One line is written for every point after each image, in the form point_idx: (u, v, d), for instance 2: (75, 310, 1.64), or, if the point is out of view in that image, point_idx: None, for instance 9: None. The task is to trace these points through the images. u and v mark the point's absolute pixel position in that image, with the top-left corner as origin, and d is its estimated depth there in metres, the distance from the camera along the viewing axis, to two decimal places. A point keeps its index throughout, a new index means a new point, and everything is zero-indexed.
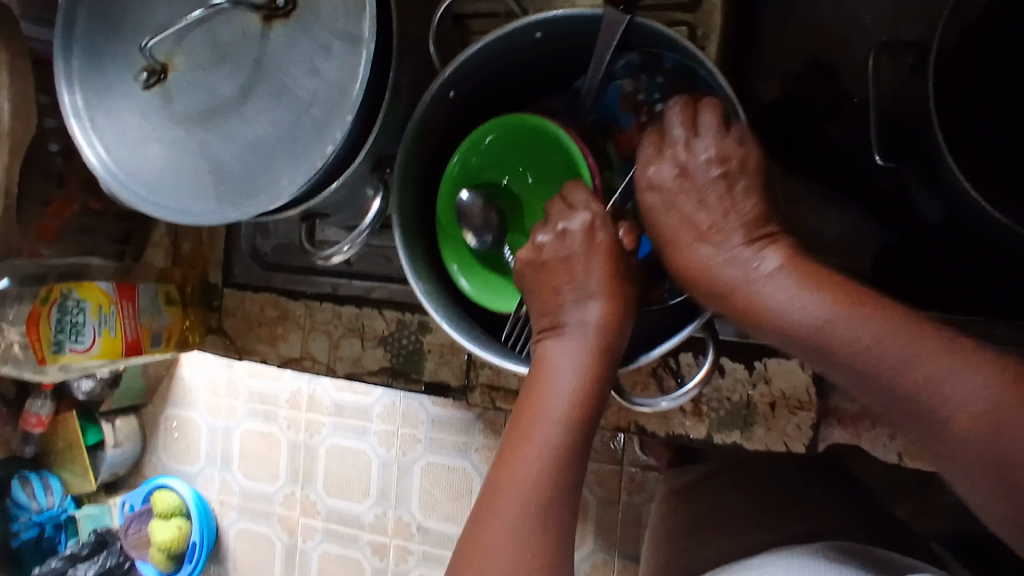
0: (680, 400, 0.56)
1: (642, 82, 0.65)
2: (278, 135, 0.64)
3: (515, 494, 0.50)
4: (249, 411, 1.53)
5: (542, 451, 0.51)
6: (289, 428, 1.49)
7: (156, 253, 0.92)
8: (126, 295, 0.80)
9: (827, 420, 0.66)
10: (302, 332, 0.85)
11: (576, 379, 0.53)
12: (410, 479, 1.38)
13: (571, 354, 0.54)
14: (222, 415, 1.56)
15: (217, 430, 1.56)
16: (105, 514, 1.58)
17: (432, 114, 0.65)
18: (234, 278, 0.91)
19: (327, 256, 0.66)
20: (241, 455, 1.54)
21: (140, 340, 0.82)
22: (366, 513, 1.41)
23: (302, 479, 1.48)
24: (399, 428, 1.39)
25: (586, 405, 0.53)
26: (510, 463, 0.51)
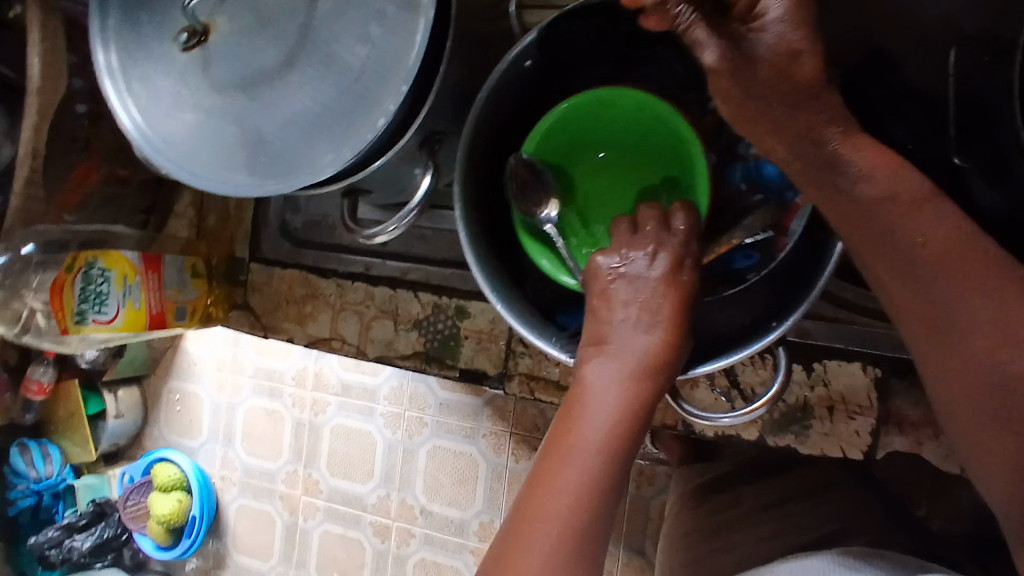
0: (743, 418, 0.58)
1: (694, 89, 0.66)
2: (324, 106, 0.60)
3: (542, 527, 0.45)
4: (256, 387, 1.50)
5: (579, 481, 0.47)
6: (295, 406, 1.46)
7: (179, 225, 0.89)
8: (151, 266, 0.78)
9: (886, 427, 0.63)
10: (331, 312, 0.82)
11: (619, 406, 0.49)
12: (416, 461, 1.36)
13: (614, 379, 0.50)
14: (227, 391, 1.53)
15: (221, 406, 1.54)
16: (105, 484, 1.56)
17: (497, 92, 0.62)
18: (262, 254, 0.87)
19: (371, 234, 0.61)
20: (245, 431, 1.51)
21: (164, 313, 0.81)
22: (370, 494, 1.39)
23: (306, 458, 1.45)
24: (408, 411, 1.37)
25: (626, 436, 0.49)
26: (540, 492, 0.47)
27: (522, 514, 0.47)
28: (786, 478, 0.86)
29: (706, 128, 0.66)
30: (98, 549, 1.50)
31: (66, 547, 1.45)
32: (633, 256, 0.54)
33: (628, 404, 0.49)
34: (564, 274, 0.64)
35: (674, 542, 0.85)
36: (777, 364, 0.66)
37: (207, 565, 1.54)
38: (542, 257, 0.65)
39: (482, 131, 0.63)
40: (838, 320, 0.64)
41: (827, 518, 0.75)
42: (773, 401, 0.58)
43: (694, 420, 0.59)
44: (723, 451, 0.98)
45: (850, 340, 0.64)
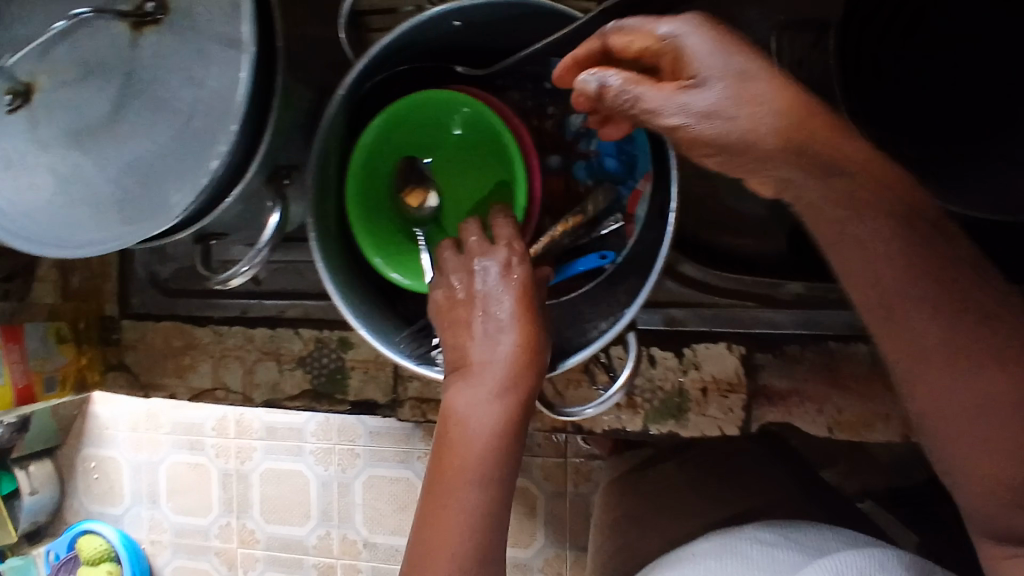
0: (604, 406, 0.60)
1: (531, 90, 0.68)
2: (160, 151, 0.58)
3: (447, 559, 0.46)
4: (176, 442, 1.39)
5: (472, 508, 0.47)
6: (220, 456, 1.36)
7: (44, 289, 0.83)
8: (12, 339, 0.76)
9: (757, 400, 0.67)
10: (212, 361, 0.80)
11: (496, 422, 0.49)
12: (353, 495, 1.29)
13: (486, 396, 0.49)
14: (145, 449, 1.41)
15: (142, 465, 1.42)
16: (32, 565, 1.39)
17: (337, 117, 0.62)
18: (132, 309, 0.84)
19: (224, 278, 0.59)
20: (170, 488, 1.41)
21: (31, 384, 0.80)
22: (310, 535, 1.33)
23: (238, 509, 1.37)
24: (338, 444, 1.30)
25: (508, 449, 0.49)
26: (436, 524, 0.47)
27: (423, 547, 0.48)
28: None
29: (550, 134, 0.69)
30: None
31: None
32: (484, 266, 0.54)
33: (504, 417, 0.49)
34: (395, 271, 0.64)
35: None
36: (650, 354, 0.68)
37: None
38: (374, 254, 0.63)
39: (330, 159, 0.63)
40: (700, 304, 0.67)
41: None
42: (628, 386, 0.59)
43: (563, 416, 0.61)
44: None
45: (714, 321, 0.67)
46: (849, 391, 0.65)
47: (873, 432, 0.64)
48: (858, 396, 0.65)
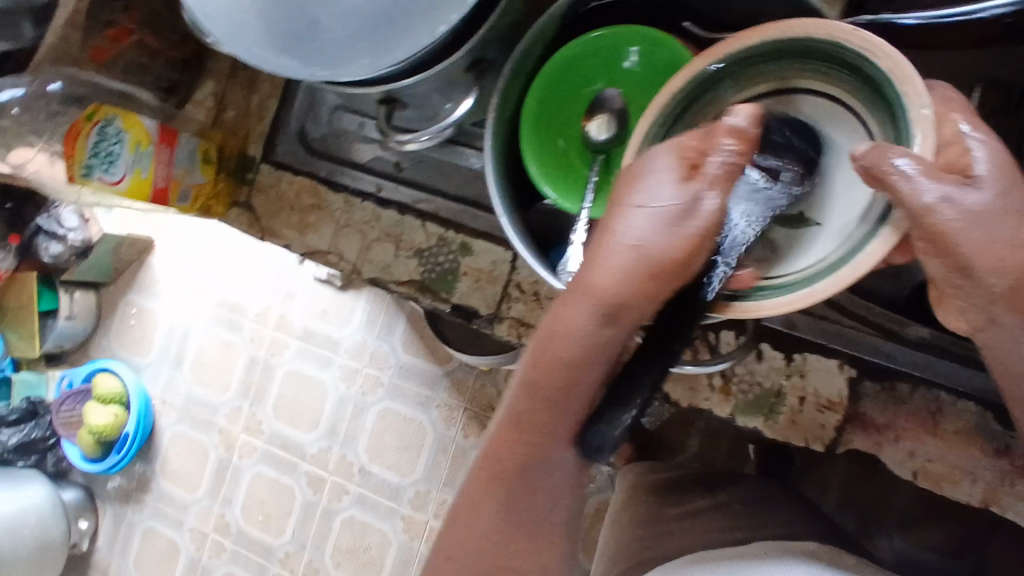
0: (704, 369, 0.63)
1: None
2: (385, 5, 0.59)
3: (554, 363, 0.47)
4: (301, 350, 1.65)
5: (578, 345, 0.47)
6: (343, 380, 1.60)
7: (197, 111, 0.87)
8: (166, 139, 0.75)
9: (851, 425, 0.66)
10: (334, 226, 0.82)
11: (582, 377, 0.48)
12: (363, 420, 1.57)
13: (598, 356, 0.47)
14: (270, 349, 1.68)
15: (258, 361, 1.70)
16: (42, 382, 1.84)
17: (546, 30, 0.63)
18: (275, 157, 0.86)
19: (402, 141, 0.63)
20: (279, 395, 1.66)
21: (168, 191, 0.78)
22: (312, 444, 1.61)
23: (342, 438, 1.59)
24: (366, 366, 1.58)
25: (553, 436, 0.49)
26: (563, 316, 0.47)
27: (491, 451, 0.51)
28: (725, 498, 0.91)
29: None
30: (24, 444, 1.73)
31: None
32: None
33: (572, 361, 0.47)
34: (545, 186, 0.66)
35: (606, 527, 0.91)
36: (759, 349, 0.68)
37: (130, 485, 1.78)
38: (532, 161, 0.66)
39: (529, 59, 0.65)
40: (821, 316, 0.67)
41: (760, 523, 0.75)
42: (733, 360, 0.63)
43: (659, 366, 0.63)
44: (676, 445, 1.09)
45: (832, 337, 0.67)
46: (945, 442, 0.64)
47: (955, 489, 0.64)
48: (953, 450, 0.64)
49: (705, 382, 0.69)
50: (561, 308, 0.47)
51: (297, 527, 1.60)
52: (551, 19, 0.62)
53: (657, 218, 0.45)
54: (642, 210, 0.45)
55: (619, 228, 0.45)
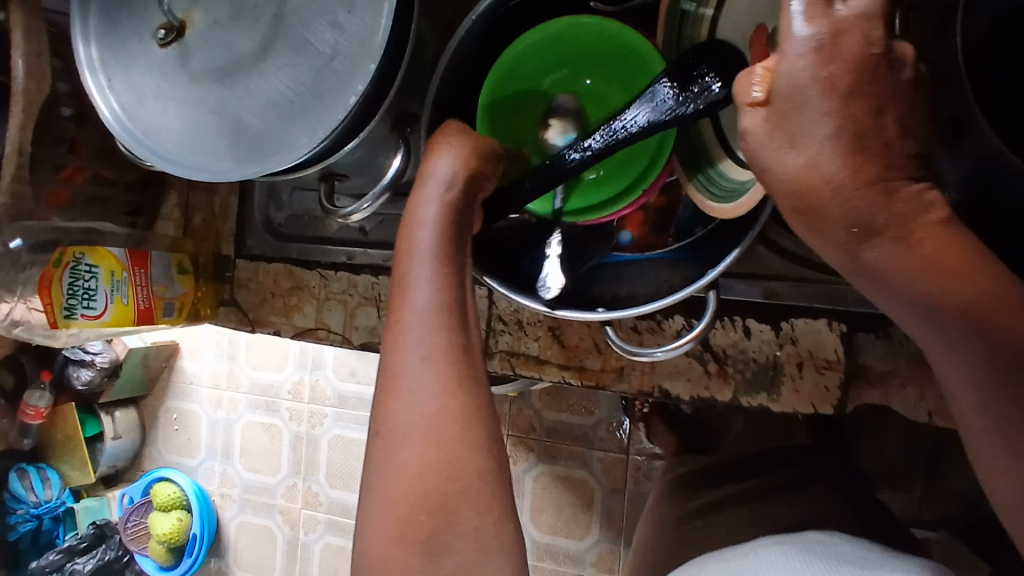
0: (674, 352, 0.62)
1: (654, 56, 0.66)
2: (298, 90, 0.60)
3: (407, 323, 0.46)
4: (338, 416, 1.68)
5: (427, 293, 0.47)
6: None
7: (167, 226, 0.90)
8: (138, 261, 0.79)
9: (855, 381, 0.65)
10: (316, 303, 0.84)
11: (451, 342, 0.45)
12: None
13: (429, 282, 0.47)
14: (307, 421, 1.71)
15: (302, 436, 1.72)
16: (104, 506, 1.87)
17: (461, 57, 0.63)
18: (247, 250, 0.88)
19: (347, 213, 0.65)
20: (328, 465, 1.68)
21: (152, 309, 0.81)
22: None
23: None
24: None
25: (462, 400, 0.44)
26: (402, 294, 0.48)
27: (409, 480, 0.43)
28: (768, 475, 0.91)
29: None
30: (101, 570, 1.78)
31: (68, 568, 1.74)
32: None
33: (415, 367, 0.45)
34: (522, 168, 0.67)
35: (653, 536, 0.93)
36: (746, 325, 0.67)
37: None
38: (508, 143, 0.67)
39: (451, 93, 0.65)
40: (800, 279, 0.66)
41: (795, 511, 0.80)
42: (700, 338, 0.61)
43: (633, 357, 0.64)
44: None
45: (815, 298, 0.66)
46: None
47: None
48: None
49: (701, 370, 0.68)
50: (405, 293, 0.48)
51: None
52: (459, 48, 0.62)
53: (444, 178, 0.51)
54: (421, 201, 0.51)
55: (421, 215, 0.50)
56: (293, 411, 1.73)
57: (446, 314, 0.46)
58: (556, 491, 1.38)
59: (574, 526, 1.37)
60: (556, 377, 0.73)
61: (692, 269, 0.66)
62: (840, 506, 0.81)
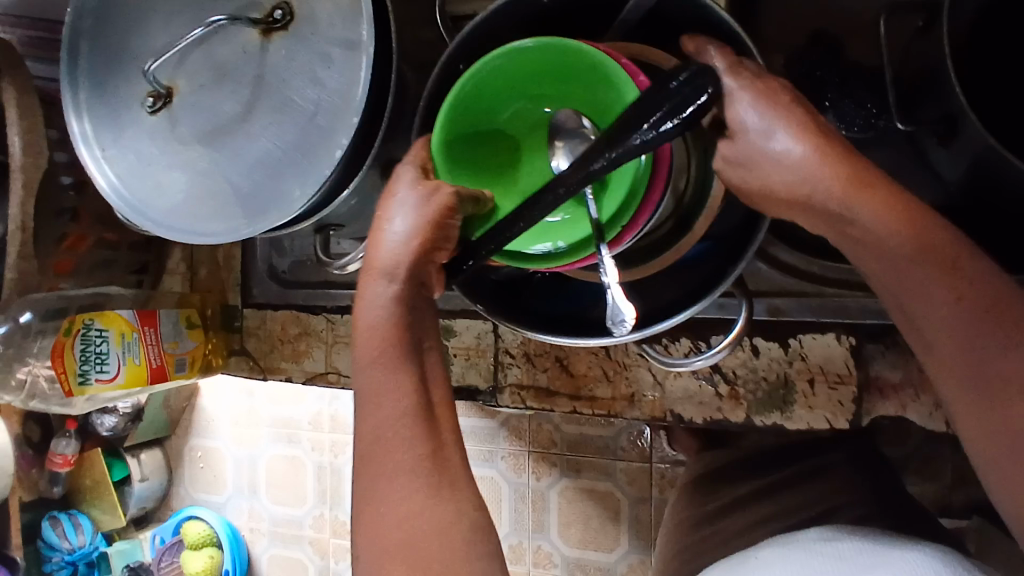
0: (713, 359, 0.60)
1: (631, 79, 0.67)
2: (285, 148, 0.61)
3: (379, 429, 0.47)
4: None
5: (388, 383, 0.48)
6: None
7: (173, 280, 0.92)
8: (148, 321, 0.79)
9: (868, 393, 0.64)
10: (325, 347, 0.85)
11: (414, 444, 0.46)
12: None
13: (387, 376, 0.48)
14: (329, 450, 1.72)
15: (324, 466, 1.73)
16: (137, 548, 1.89)
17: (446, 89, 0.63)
18: (253, 298, 0.89)
19: (342, 264, 0.66)
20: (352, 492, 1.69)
21: (164, 366, 0.82)
22: None
23: None
24: None
25: (440, 505, 0.45)
26: (365, 393, 0.48)
27: None
28: (792, 481, 0.90)
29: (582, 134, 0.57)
30: None
31: None
32: None
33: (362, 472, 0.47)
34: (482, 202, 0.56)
35: (671, 543, 0.92)
36: (754, 344, 0.67)
37: None
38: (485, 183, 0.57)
39: None
40: (807, 294, 0.65)
41: (819, 512, 0.79)
42: (734, 344, 0.59)
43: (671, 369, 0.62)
44: (731, 439, 1.07)
45: (824, 312, 0.65)
46: None
47: None
48: None
49: (712, 393, 0.68)
50: (373, 387, 0.48)
51: None
52: (442, 83, 0.62)
53: (400, 237, 0.50)
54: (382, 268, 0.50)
55: (374, 294, 0.50)
56: (314, 441, 1.74)
57: (415, 412, 0.47)
58: (582, 504, 1.37)
59: (603, 539, 1.36)
60: (567, 408, 0.73)
61: (686, 278, 0.63)
62: (867, 501, 0.80)
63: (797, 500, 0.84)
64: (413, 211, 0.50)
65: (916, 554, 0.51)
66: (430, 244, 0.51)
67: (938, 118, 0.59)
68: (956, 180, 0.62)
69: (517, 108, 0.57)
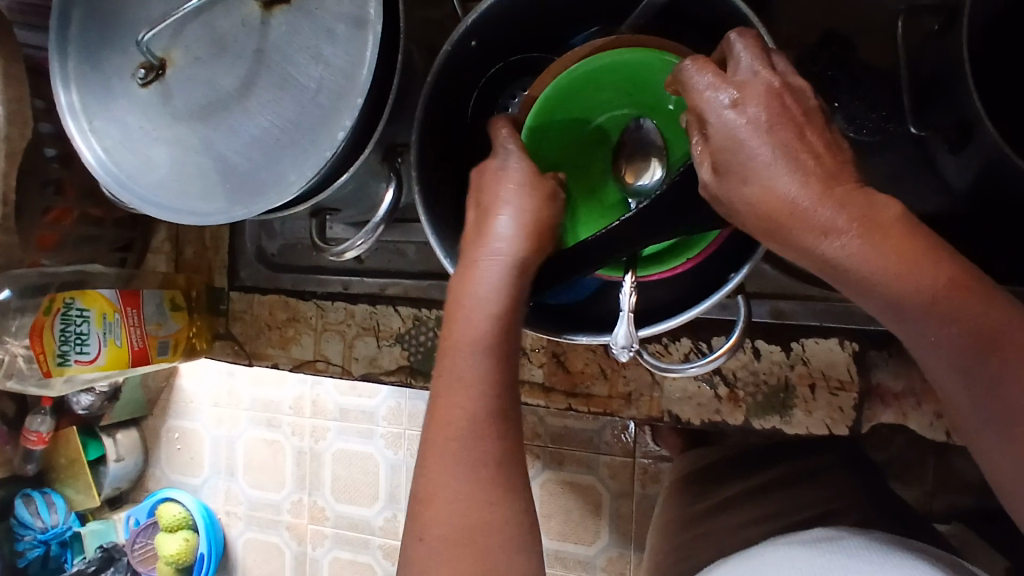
0: (709, 365, 0.56)
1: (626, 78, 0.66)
2: (283, 127, 0.58)
3: (465, 415, 0.48)
4: (342, 429, 1.66)
5: (481, 367, 0.49)
6: (388, 447, 1.61)
7: (158, 259, 0.89)
8: (130, 302, 0.77)
9: (869, 400, 0.63)
10: (314, 334, 0.82)
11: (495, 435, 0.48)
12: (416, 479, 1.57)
13: (480, 362, 0.49)
14: (310, 436, 1.70)
15: (304, 452, 1.71)
16: (111, 529, 1.86)
17: (451, 70, 0.61)
18: (240, 281, 0.87)
19: (340, 250, 0.62)
20: (332, 479, 1.67)
21: (147, 348, 0.79)
22: (376, 517, 1.61)
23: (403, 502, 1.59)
24: (406, 430, 1.59)
25: (505, 493, 0.47)
26: (453, 377, 0.50)
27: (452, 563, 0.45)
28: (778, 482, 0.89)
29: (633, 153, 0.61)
30: None
31: None
32: None
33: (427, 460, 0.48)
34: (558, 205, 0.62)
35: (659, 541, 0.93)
36: (755, 347, 0.66)
37: None
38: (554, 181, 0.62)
39: (440, 115, 0.63)
40: (811, 298, 0.64)
41: (808, 514, 0.79)
42: (733, 351, 0.55)
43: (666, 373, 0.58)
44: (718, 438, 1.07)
45: (825, 316, 0.64)
46: None
47: None
48: None
49: (711, 394, 0.67)
50: (464, 371, 0.49)
51: None
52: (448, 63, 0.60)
53: (512, 226, 0.53)
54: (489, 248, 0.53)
55: (482, 276, 0.52)
56: (297, 425, 1.71)
57: (499, 399, 0.49)
58: (564, 497, 1.36)
59: (583, 532, 1.35)
60: (563, 404, 0.72)
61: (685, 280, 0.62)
62: (855, 504, 0.80)
63: (783, 502, 0.84)
64: (527, 206, 0.54)
65: (916, 564, 0.50)
66: (536, 236, 0.54)
67: (950, 124, 0.58)
68: (963, 187, 0.62)
69: (620, 113, 0.61)
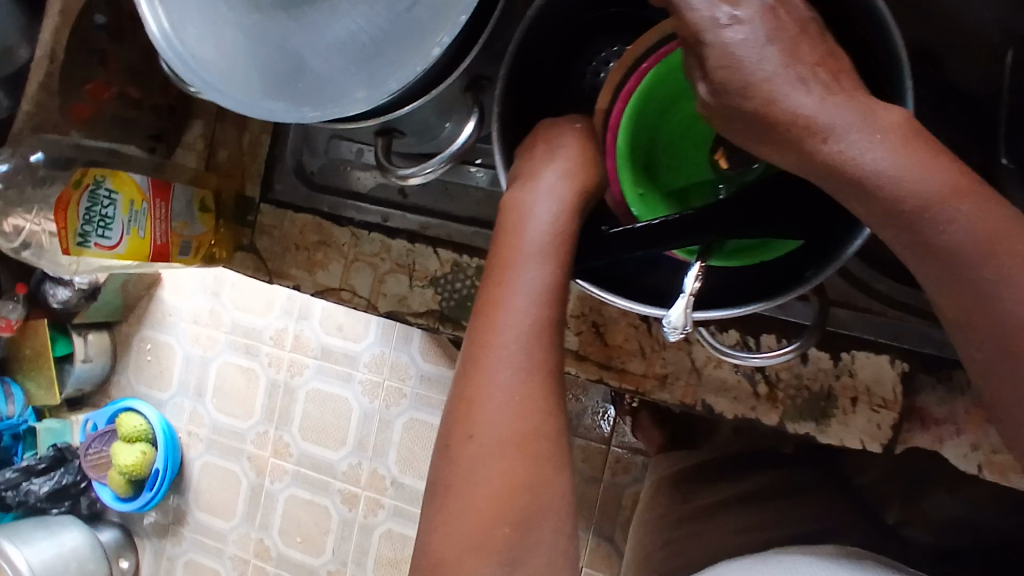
0: (773, 359, 0.57)
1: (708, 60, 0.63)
2: (373, 32, 0.55)
3: (506, 341, 0.44)
4: (320, 368, 1.63)
5: (531, 293, 0.45)
6: (364, 394, 1.58)
7: (187, 156, 0.83)
8: (159, 194, 0.73)
9: (909, 421, 0.62)
10: (344, 263, 0.79)
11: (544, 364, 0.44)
12: (390, 432, 1.55)
13: (532, 287, 0.45)
14: (286, 369, 1.66)
15: (278, 384, 1.67)
16: (67, 430, 1.80)
17: (553, 7, 0.58)
18: (274, 195, 0.83)
19: (406, 175, 0.60)
20: (303, 417, 1.63)
21: (168, 245, 0.75)
22: (341, 462, 1.59)
23: (372, 451, 1.56)
24: (386, 379, 1.56)
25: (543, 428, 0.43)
26: (495, 303, 0.45)
27: (489, 495, 0.42)
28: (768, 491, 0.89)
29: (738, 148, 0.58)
30: (56, 495, 1.71)
31: (23, 489, 1.66)
32: None
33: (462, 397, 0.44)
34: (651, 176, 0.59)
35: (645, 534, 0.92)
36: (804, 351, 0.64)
37: (167, 519, 1.76)
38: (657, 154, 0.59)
39: (531, 54, 0.60)
40: (869, 311, 0.63)
41: (803, 526, 0.78)
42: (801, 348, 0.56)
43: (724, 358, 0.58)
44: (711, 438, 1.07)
45: (880, 330, 0.63)
46: None
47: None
48: None
49: (749, 391, 0.66)
50: (508, 297, 0.45)
51: (335, 547, 1.57)
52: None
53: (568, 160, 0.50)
54: (536, 195, 0.49)
55: (535, 206, 0.48)
56: (276, 356, 1.68)
57: (547, 326, 0.45)
58: None
59: None
60: (594, 376, 0.70)
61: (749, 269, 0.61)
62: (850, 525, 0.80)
63: (774, 512, 0.83)
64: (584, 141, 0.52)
65: None
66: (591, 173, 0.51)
67: None
68: None
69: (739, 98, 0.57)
